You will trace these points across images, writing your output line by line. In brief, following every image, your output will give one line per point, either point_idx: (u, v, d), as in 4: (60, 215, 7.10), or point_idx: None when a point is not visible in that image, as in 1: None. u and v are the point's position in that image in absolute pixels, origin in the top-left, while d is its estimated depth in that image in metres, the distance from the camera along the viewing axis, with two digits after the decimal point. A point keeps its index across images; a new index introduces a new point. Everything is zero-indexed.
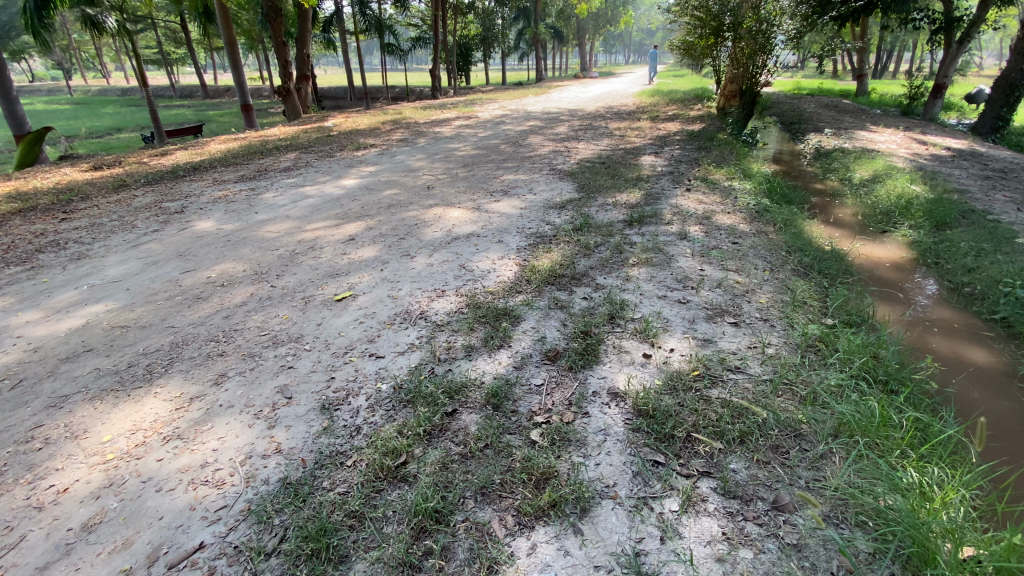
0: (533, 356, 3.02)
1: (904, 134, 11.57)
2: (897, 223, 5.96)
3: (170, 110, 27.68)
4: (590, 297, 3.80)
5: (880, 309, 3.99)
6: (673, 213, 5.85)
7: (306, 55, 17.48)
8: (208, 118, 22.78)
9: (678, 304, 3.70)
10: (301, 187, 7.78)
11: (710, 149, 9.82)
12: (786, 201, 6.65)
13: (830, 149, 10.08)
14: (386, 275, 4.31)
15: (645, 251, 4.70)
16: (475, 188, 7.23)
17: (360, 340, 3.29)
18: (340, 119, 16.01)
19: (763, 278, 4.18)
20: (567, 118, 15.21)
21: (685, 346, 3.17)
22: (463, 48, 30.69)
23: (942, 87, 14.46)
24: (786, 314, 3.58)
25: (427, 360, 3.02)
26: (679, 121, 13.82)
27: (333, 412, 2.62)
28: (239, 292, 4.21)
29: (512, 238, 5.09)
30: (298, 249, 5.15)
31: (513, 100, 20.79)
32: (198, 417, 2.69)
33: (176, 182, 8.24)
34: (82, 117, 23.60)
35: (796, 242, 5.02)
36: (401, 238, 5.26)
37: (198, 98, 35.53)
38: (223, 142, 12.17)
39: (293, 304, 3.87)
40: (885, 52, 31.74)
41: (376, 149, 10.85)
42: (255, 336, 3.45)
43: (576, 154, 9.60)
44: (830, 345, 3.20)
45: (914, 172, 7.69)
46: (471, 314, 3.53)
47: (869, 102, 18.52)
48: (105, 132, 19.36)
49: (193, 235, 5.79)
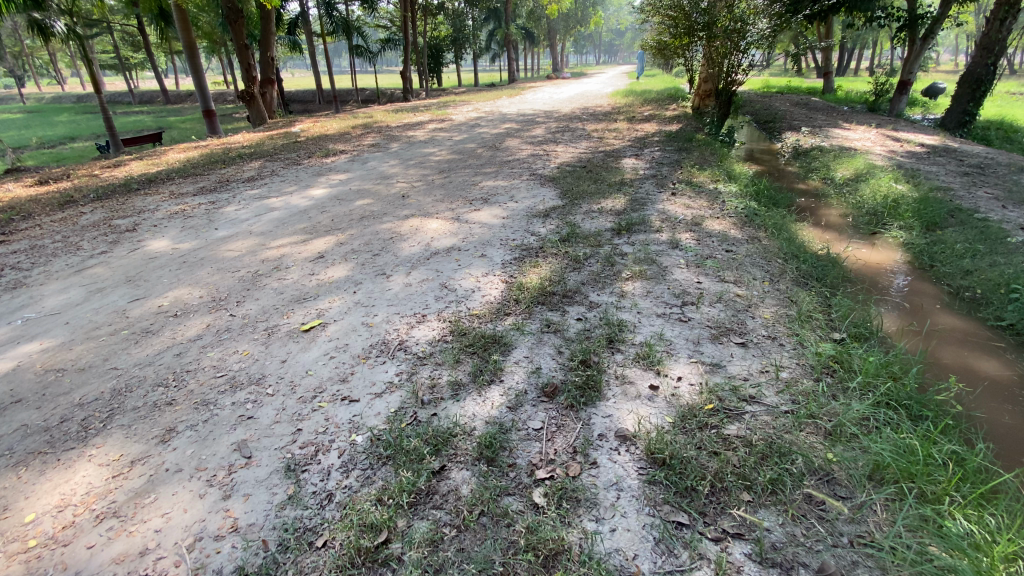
0: (528, 392, 2.71)
1: (876, 131, 11.66)
2: (887, 224, 5.84)
3: (128, 117, 26.47)
4: (584, 317, 3.50)
5: (888, 321, 3.78)
6: (661, 219, 5.61)
7: (271, 59, 16.82)
8: (169, 125, 21.82)
9: (679, 323, 3.43)
10: (266, 199, 7.29)
11: (690, 150, 9.68)
12: (773, 203, 6.48)
13: (808, 147, 10.05)
14: (359, 299, 3.93)
15: (638, 262, 4.43)
16: (452, 196, 6.88)
17: (331, 380, 2.91)
18: (308, 123, 15.44)
19: (764, 289, 3.95)
20: (543, 120, 14.97)
21: (693, 373, 2.89)
22: (433, 49, 30.21)
23: (907, 83, 14.68)
24: (795, 331, 3.35)
25: (408, 402, 2.66)
26: (656, 122, 13.71)
27: (300, 475, 2.25)
28: (195, 324, 3.77)
29: (496, 251, 4.77)
30: (263, 270, 4.72)
31: (487, 102, 20.48)
32: (139, 488, 2.28)
33: (129, 196, 7.65)
34: (32, 127, 22.38)
35: (791, 249, 4.80)
36: (375, 254, 4.87)
37: (159, 104, 34.19)
38: (183, 150, 11.51)
39: (255, 337, 3.46)
40: (848, 51, 32.54)
41: (347, 155, 10.39)
42: (211, 378, 3.03)
43: (555, 158, 9.33)
44: (846, 365, 2.96)
45: (894, 170, 7.65)
46: (455, 343, 3.18)
47: (838, 99, 18.78)
48: (58, 141, 18.33)
49: (146, 256, 5.28)
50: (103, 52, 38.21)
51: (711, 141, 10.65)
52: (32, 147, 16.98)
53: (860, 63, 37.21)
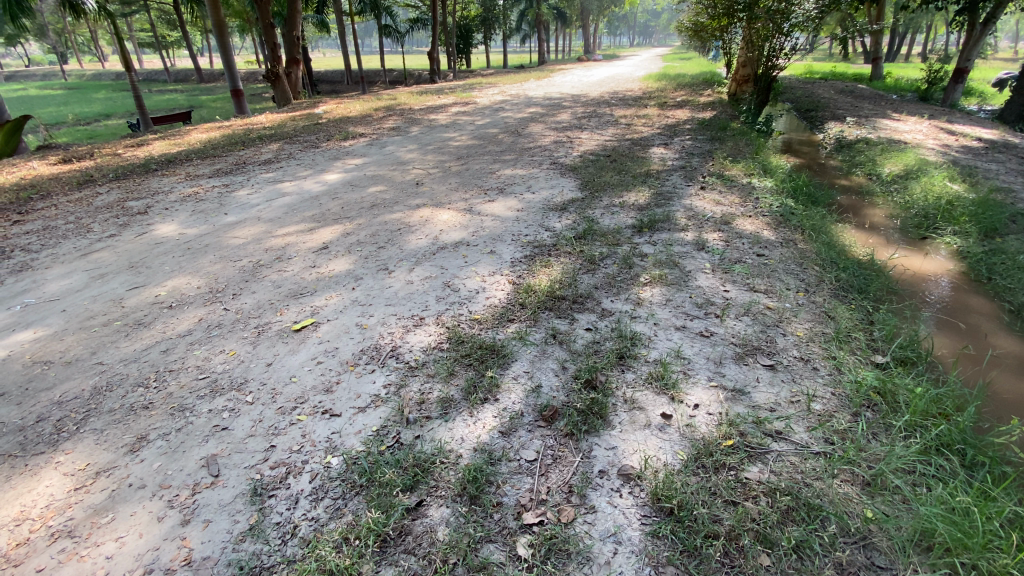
0: (524, 414, 2.45)
1: (929, 122, 10.78)
2: (939, 228, 5.29)
3: (161, 96, 26.80)
4: (594, 327, 3.22)
5: (938, 344, 3.36)
6: (687, 216, 5.23)
7: (296, 38, 16.64)
8: (200, 104, 22.04)
9: (699, 338, 3.11)
10: (280, 183, 7.17)
11: (724, 140, 9.11)
12: (811, 201, 6.00)
13: (853, 139, 9.33)
14: (357, 296, 3.71)
15: (658, 266, 4.10)
16: (468, 185, 6.60)
17: (315, 389, 2.70)
18: (332, 105, 15.30)
19: (799, 302, 3.57)
20: (570, 104, 14.47)
21: (712, 400, 2.58)
22: (463, 29, 29.51)
23: (964, 71, 13.54)
24: (832, 354, 2.98)
25: (393, 420, 2.44)
26: (688, 109, 13.02)
27: (266, 501, 2.06)
28: (187, 317, 3.62)
29: (506, 248, 4.49)
30: (265, 260, 4.55)
31: (513, 85, 19.91)
32: (98, 505, 2.12)
33: (146, 177, 7.61)
34: (72, 103, 22.91)
35: (831, 254, 4.38)
36: (381, 246, 4.65)
37: (193, 82, 34.63)
38: (206, 131, 11.51)
39: (244, 336, 3.28)
40: (899, 35, 30.45)
41: (365, 138, 10.18)
42: (192, 381, 2.87)
43: (579, 145, 8.92)
44: (890, 400, 2.60)
45: (949, 167, 6.98)
46: (451, 353, 2.93)
47: (887, 87, 17.55)
48: (93, 118, 18.66)
49: (152, 241, 5.18)
50: (141, 29, 38.80)
51: (747, 130, 10.01)
52: (69, 123, 17.37)
53: (911, 48, 34.84)
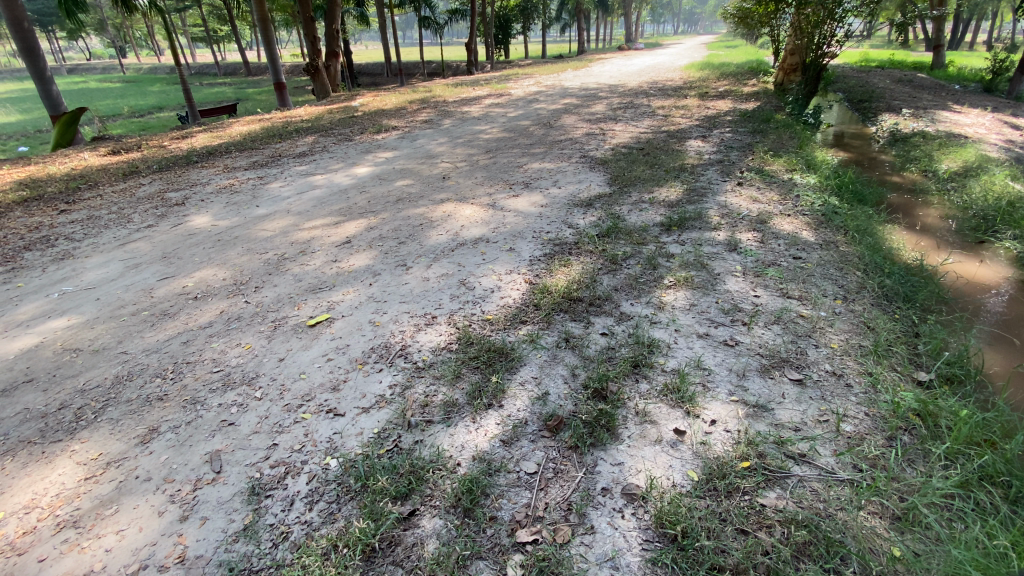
0: (528, 423, 2.36)
1: (996, 115, 9.94)
2: (999, 232, 4.85)
3: (210, 88, 27.81)
4: (610, 332, 3.09)
5: (991, 360, 3.04)
6: (719, 214, 4.98)
7: (336, 31, 16.89)
8: (246, 97, 22.78)
9: (722, 348, 2.93)
10: (311, 176, 7.28)
11: (767, 132, 8.65)
12: (857, 199, 5.61)
13: (908, 132, 8.69)
14: (373, 293, 3.69)
15: (684, 267, 3.90)
16: (494, 180, 6.52)
17: (322, 387, 2.68)
18: (369, 97, 15.46)
19: (835, 310, 3.31)
20: (606, 95, 14.12)
21: (731, 416, 2.42)
22: (501, 19, 29.15)
23: None
24: (869, 370, 2.74)
25: (394, 422, 2.39)
26: (730, 99, 12.46)
27: (262, 500, 2.06)
28: (208, 309, 3.69)
29: (527, 245, 4.39)
30: (289, 253, 4.61)
31: (550, 76, 19.59)
32: (105, 496, 2.18)
33: (187, 169, 7.88)
34: (128, 96, 24.09)
35: (875, 258, 4.07)
36: (401, 242, 4.64)
37: (241, 75, 35.82)
38: (247, 123, 11.84)
39: (260, 330, 3.32)
40: (966, 20, 28.28)
41: (397, 131, 10.23)
42: (206, 374, 2.92)
43: (612, 138, 8.66)
44: (933, 425, 2.37)
45: (1015, 164, 6.41)
46: (460, 354, 2.86)
47: (948, 76, 16.30)
48: (147, 110, 19.57)
49: (185, 232, 5.35)
50: (194, 24, 40.19)
51: (792, 122, 9.47)
52: (124, 115, 18.23)
53: (978, 35, 32.37)
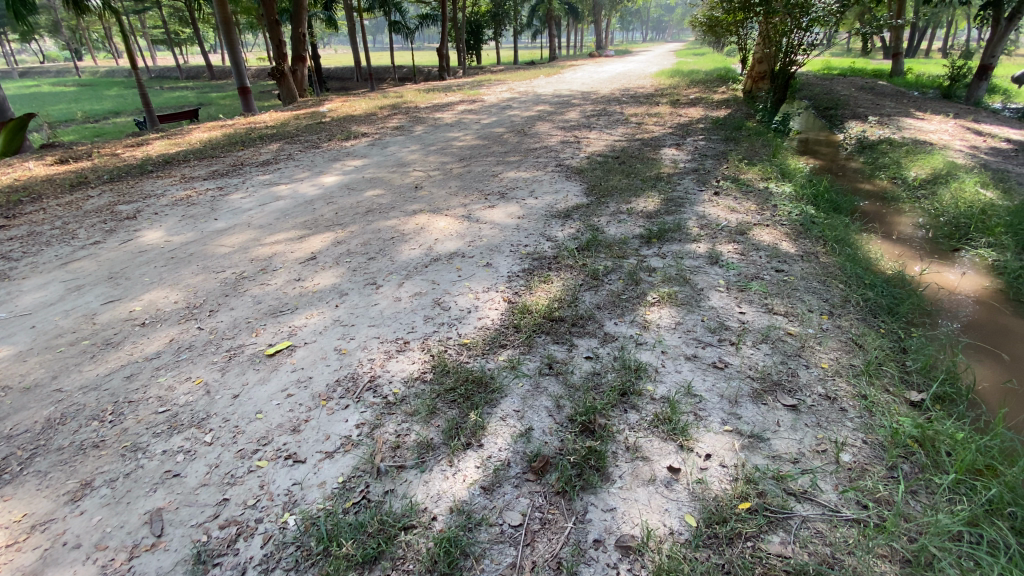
0: (510, 465, 2.16)
1: (955, 122, 10.26)
2: (970, 240, 4.91)
3: (171, 93, 26.76)
4: (595, 356, 2.92)
5: (979, 375, 3.00)
6: (699, 226, 4.90)
7: (302, 35, 16.42)
8: (209, 102, 22.00)
9: (712, 371, 2.79)
10: (275, 186, 6.93)
11: (739, 140, 8.71)
12: (832, 208, 5.63)
13: (875, 140, 8.87)
14: (339, 315, 3.43)
15: (667, 282, 3.78)
16: (468, 190, 6.31)
17: (281, 428, 2.43)
18: (337, 103, 15.04)
19: (823, 327, 3.23)
20: (579, 101, 14.09)
21: (727, 448, 2.27)
22: (473, 25, 28.97)
23: (988, 68, 12.87)
24: (862, 393, 2.64)
25: (362, 469, 2.17)
26: (701, 107, 12.58)
27: (210, 570, 1.81)
28: (158, 337, 3.37)
29: (504, 260, 4.20)
30: (248, 272, 4.29)
31: (523, 82, 19.50)
32: (25, 569, 1.89)
33: (141, 179, 7.43)
34: (83, 100, 22.97)
35: (856, 269, 4.02)
36: (371, 257, 4.38)
37: (205, 79, 34.67)
38: (208, 130, 11.33)
39: (214, 361, 3.03)
40: (919, 30, 29.47)
41: (367, 138, 9.92)
42: (151, 415, 2.63)
43: (587, 146, 8.58)
44: (931, 452, 2.27)
45: (979, 171, 6.56)
46: (434, 386, 2.64)
47: (907, 83, 16.87)
48: (102, 116, 18.67)
49: (136, 249, 4.96)
50: (153, 26, 38.68)
51: (763, 130, 9.58)
52: (78, 121, 17.31)
53: (931, 43, 33.77)
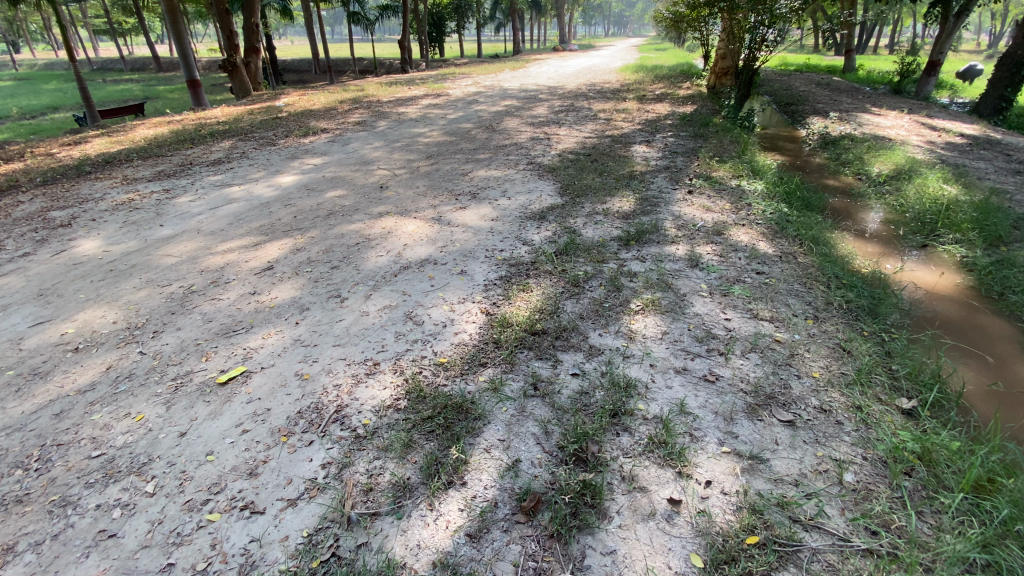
0: (498, 505, 1.96)
1: (909, 117, 10.61)
2: (938, 236, 5.00)
3: (114, 86, 25.14)
4: (581, 372, 2.74)
5: (965, 378, 2.99)
6: (677, 226, 4.79)
7: (255, 25, 15.58)
8: (156, 96, 20.77)
9: (704, 386, 2.65)
10: (228, 187, 6.45)
11: (708, 136, 8.73)
12: (804, 205, 5.64)
13: (838, 135, 9.05)
14: (300, 334, 3.14)
15: (650, 288, 3.64)
16: (437, 190, 6.04)
17: (237, 472, 2.16)
18: (295, 97, 14.38)
19: (809, 332, 3.15)
20: (546, 96, 13.92)
21: (727, 473, 2.13)
22: (435, 17, 28.33)
23: (936, 64, 13.37)
24: (856, 404, 2.56)
25: (331, 518, 1.93)
26: (667, 102, 12.61)
27: None
28: (93, 365, 2.99)
29: (479, 267, 3.98)
30: (198, 285, 3.92)
31: (488, 76, 19.16)
32: None
33: (77, 181, 6.80)
34: (16, 94, 21.30)
35: (835, 269, 3.99)
36: (335, 266, 4.08)
37: (152, 71, 32.73)
38: (154, 126, 10.57)
39: (158, 392, 2.69)
40: (868, 28, 30.60)
41: (328, 135, 9.46)
42: (83, 461, 2.29)
43: (557, 143, 8.41)
44: (932, 468, 2.20)
45: (939, 167, 6.74)
46: (409, 415, 2.40)
47: (860, 79, 17.42)
48: (38, 111, 17.33)
49: (70, 261, 4.48)
50: (95, 16, 36.28)
51: (730, 126, 9.64)
52: (9, 117, 16.02)
53: (880, 39, 35.08)
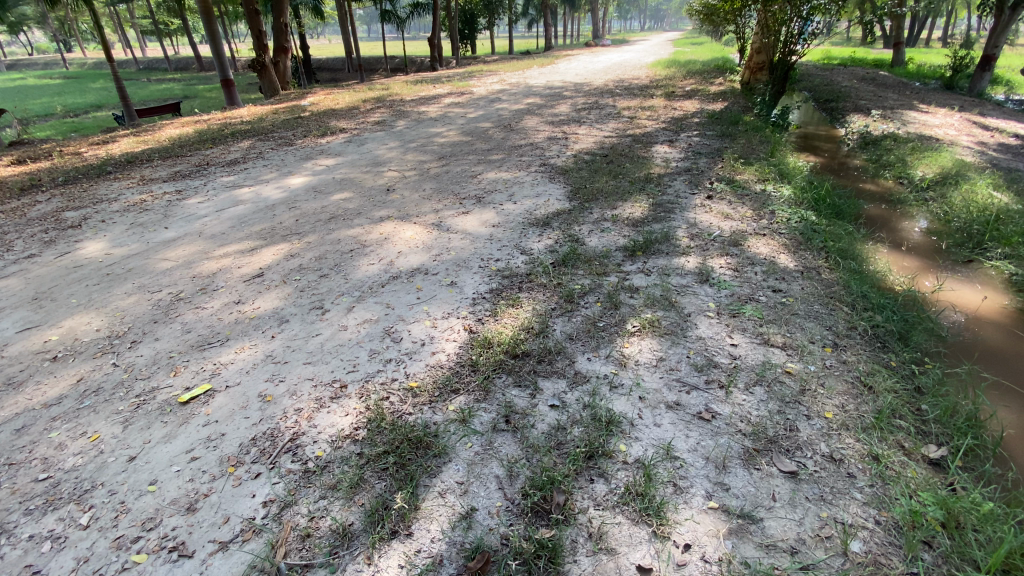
0: (442, 564, 1.74)
1: (960, 115, 9.82)
2: (985, 250, 4.50)
3: (157, 85, 26.11)
4: (562, 403, 2.50)
5: (1007, 421, 2.60)
6: (690, 235, 4.46)
7: (285, 25, 15.79)
8: (193, 95, 21.39)
9: (697, 424, 2.37)
10: (238, 189, 6.45)
11: (735, 136, 8.26)
12: (835, 213, 5.20)
13: (879, 135, 8.43)
14: (273, 349, 3.00)
15: (651, 306, 3.35)
16: (443, 193, 5.86)
17: (175, 507, 2.02)
18: (321, 96, 14.52)
19: (826, 363, 2.81)
20: (571, 94, 13.59)
21: (710, 535, 1.86)
22: (467, 14, 28.19)
23: (991, 58, 12.40)
24: (874, 454, 2.23)
25: (259, 568, 1.75)
26: (697, 99, 12.08)
27: None
28: (66, 377, 2.94)
29: (471, 278, 3.77)
30: (186, 292, 3.86)
31: (515, 73, 18.93)
32: None
33: (97, 181, 6.94)
34: (65, 93, 22.38)
35: (863, 288, 3.60)
36: (324, 274, 3.94)
37: (193, 70, 33.80)
38: (181, 125, 10.78)
39: (119, 410, 2.59)
40: (919, 21, 28.90)
41: (345, 134, 9.43)
42: (29, 484, 2.20)
43: (575, 143, 8.11)
44: (959, 540, 1.86)
45: (991, 171, 6.14)
46: (365, 448, 2.22)
47: (908, 74, 16.38)
48: (83, 109, 18.07)
49: (71, 263, 4.52)
50: (140, 16, 37.33)
51: (761, 124, 9.12)
52: (56, 116, 16.76)
53: (932, 32, 33.01)
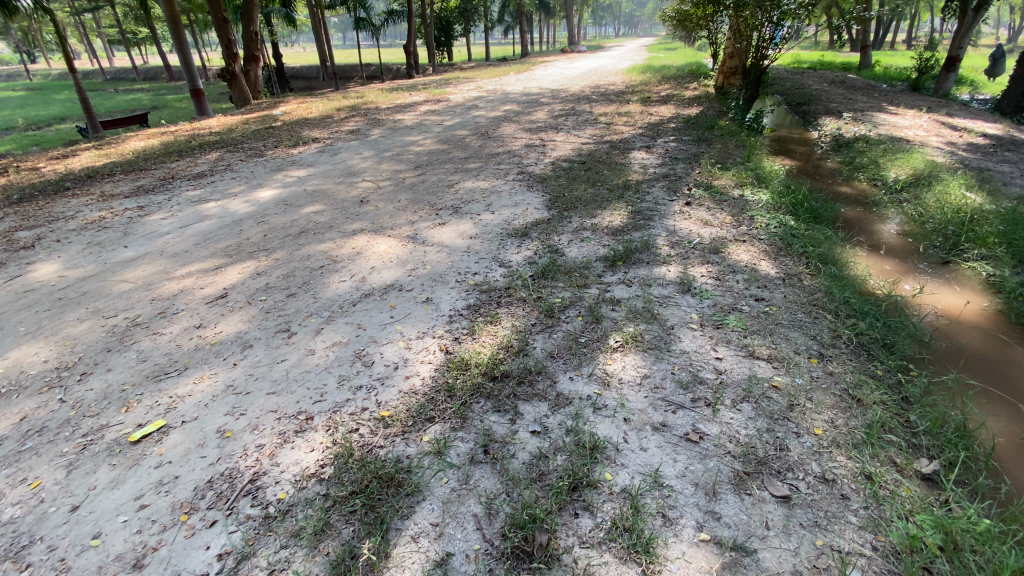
0: None
1: (928, 116, 10.04)
2: (961, 251, 4.53)
3: (123, 96, 25.38)
4: (543, 429, 2.37)
5: (995, 430, 2.55)
6: (670, 243, 4.39)
7: (256, 33, 15.45)
8: (162, 105, 20.84)
9: (684, 447, 2.26)
10: (204, 203, 6.20)
11: (712, 140, 8.29)
12: (812, 216, 5.20)
13: (851, 137, 8.55)
14: (235, 378, 2.81)
15: (633, 319, 3.25)
16: (418, 204, 5.71)
17: (120, 564, 1.83)
18: (295, 105, 14.23)
19: (813, 375, 2.73)
20: (548, 100, 13.56)
21: (702, 573, 1.74)
22: (442, 21, 28.05)
23: (955, 60, 12.73)
24: (866, 471, 2.14)
25: None
26: (673, 104, 12.15)
27: None
28: (6, 415, 2.70)
29: (447, 294, 3.62)
30: (144, 316, 3.63)
31: (492, 80, 18.86)
32: None
33: (53, 198, 6.61)
34: (27, 105, 21.65)
35: (845, 294, 3.56)
36: (293, 293, 3.75)
37: (162, 80, 33.02)
38: (146, 137, 10.41)
39: (63, 452, 2.38)
40: (884, 24, 29.71)
41: (318, 144, 9.21)
42: None
43: (553, 150, 8.03)
44: (958, 564, 1.78)
45: (961, 172, 6.24)
46: (332, 488, 2.05)
47: (876, 76, 16.78)
48: (45, 122, 17.44)
49: (21, 287, 4.24)
50: (106, 25, 36.39)
51: (736, 128, 9.19)
52: (15, 129, 16.12)
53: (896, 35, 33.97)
